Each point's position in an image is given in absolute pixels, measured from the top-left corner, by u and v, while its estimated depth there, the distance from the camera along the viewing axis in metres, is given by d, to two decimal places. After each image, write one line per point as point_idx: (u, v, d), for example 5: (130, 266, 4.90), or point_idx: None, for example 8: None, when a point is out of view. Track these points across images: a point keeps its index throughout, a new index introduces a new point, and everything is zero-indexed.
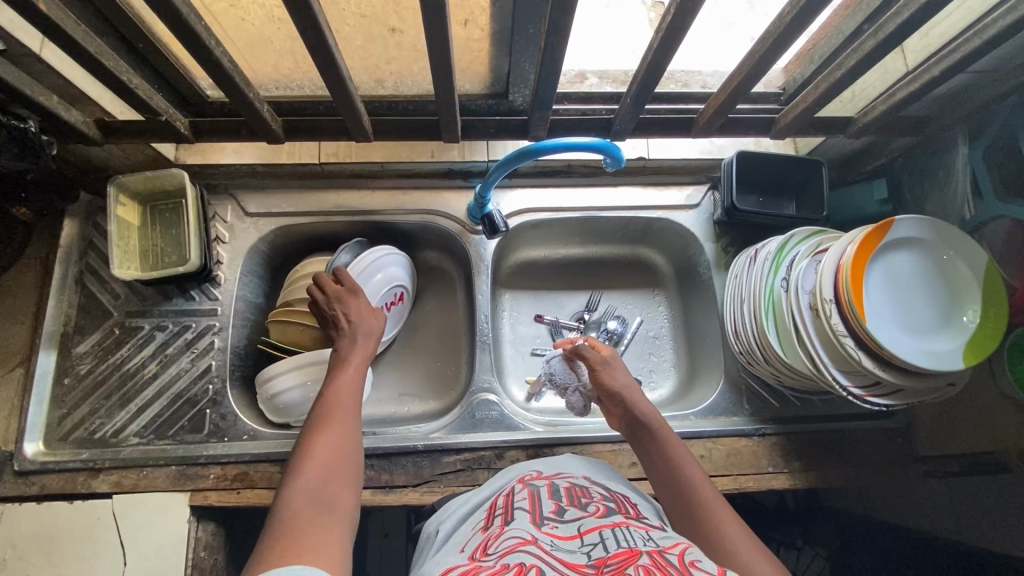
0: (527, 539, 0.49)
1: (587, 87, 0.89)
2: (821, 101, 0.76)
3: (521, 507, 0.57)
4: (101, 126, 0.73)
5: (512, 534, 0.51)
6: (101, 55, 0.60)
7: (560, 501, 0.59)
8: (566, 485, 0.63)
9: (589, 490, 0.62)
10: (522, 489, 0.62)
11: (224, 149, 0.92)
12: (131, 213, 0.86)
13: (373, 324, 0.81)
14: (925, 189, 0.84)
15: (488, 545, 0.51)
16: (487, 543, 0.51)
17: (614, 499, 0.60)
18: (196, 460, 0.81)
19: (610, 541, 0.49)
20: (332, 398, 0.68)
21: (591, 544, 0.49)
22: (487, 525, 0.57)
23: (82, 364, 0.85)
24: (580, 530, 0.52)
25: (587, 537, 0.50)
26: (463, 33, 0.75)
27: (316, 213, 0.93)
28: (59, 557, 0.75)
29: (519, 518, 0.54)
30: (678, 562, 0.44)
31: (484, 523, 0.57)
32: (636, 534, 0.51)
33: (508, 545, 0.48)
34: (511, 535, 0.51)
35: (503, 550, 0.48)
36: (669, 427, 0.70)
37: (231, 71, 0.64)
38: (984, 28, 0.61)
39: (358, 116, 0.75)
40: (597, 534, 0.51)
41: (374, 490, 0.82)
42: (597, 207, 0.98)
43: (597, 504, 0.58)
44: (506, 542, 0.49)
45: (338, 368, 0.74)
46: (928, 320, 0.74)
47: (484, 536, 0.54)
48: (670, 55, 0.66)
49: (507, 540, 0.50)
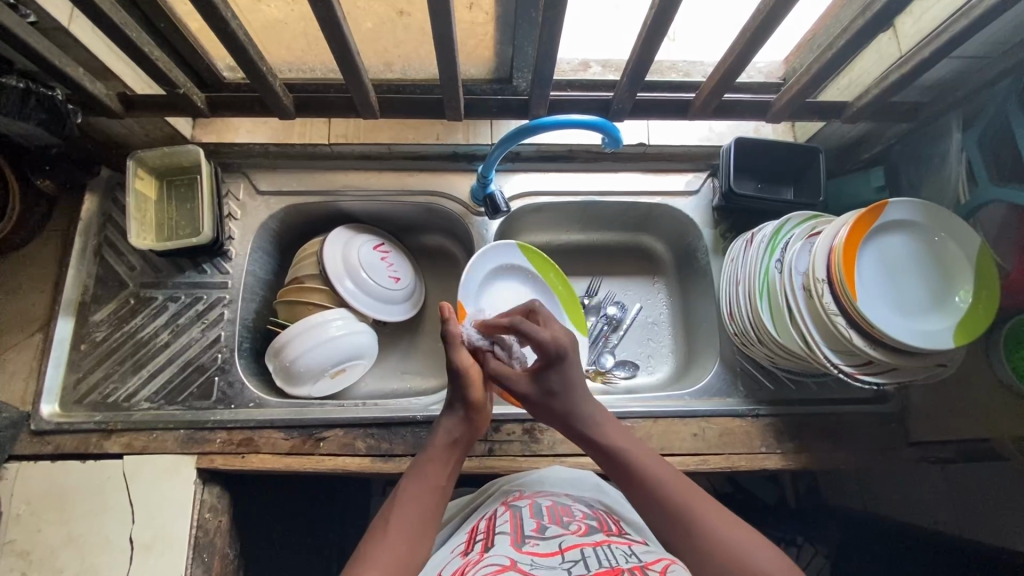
0: (505, 564, 0.51)
1: (591, 74, 0.95)
2: (814, 83, 0.77)
3: (501, 531, 0.60)
4: (123, 100, 0.77)
5: (490, 561, 0.53)
6: (125, 25, 0.65)
7: (542, 520, 0.62)
8: (549, 505, 0.66)
9: (571, 509, 0.65)
10: (504, 512, 0.65)
11: (238, 128, 0.95)
12: (148, 186, 0.90)
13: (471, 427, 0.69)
14: (923, 176, 0.86)
15: (466, 571, 0.53)
16: (465, 569, 0.54)
17: (597, 518, 0.63)
18: (204, 425, 0.84)
19: (591, 559, 0.52)
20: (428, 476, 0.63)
21: (572, 561, 0.52)
22: (467, 551, 0.59)
23: (98, 332, 0.89)
24: (561, 547, 0.55)
25: (567, 555, 0.53)
26: (469, 17, 0.78)
27: (325, 193, 0.96)
28: (71, 513, 0.79)
29: (499, 542, 0.57)
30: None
31: (465, 549, 0.60)
32: (617, 551, 0.54)
33: (485, 572, 0.50)
34: (490, 562, 0.53)
35: None
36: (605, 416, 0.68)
37: (247, 44, 0.67)
38: (971, 9, 0.63)
39: (365, 92, 0.78)
40: (578, 553, 0.53)
41: (374, 457, 0.84)
42: (597, 193, 1.01)
43: (579, 523, 0.61)
44: (484, 569, 0.51)
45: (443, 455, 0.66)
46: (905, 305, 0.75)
47: (463, 562, 0.56)
48: (662, 34, 0.69)
49: (485, 566, 0.52)
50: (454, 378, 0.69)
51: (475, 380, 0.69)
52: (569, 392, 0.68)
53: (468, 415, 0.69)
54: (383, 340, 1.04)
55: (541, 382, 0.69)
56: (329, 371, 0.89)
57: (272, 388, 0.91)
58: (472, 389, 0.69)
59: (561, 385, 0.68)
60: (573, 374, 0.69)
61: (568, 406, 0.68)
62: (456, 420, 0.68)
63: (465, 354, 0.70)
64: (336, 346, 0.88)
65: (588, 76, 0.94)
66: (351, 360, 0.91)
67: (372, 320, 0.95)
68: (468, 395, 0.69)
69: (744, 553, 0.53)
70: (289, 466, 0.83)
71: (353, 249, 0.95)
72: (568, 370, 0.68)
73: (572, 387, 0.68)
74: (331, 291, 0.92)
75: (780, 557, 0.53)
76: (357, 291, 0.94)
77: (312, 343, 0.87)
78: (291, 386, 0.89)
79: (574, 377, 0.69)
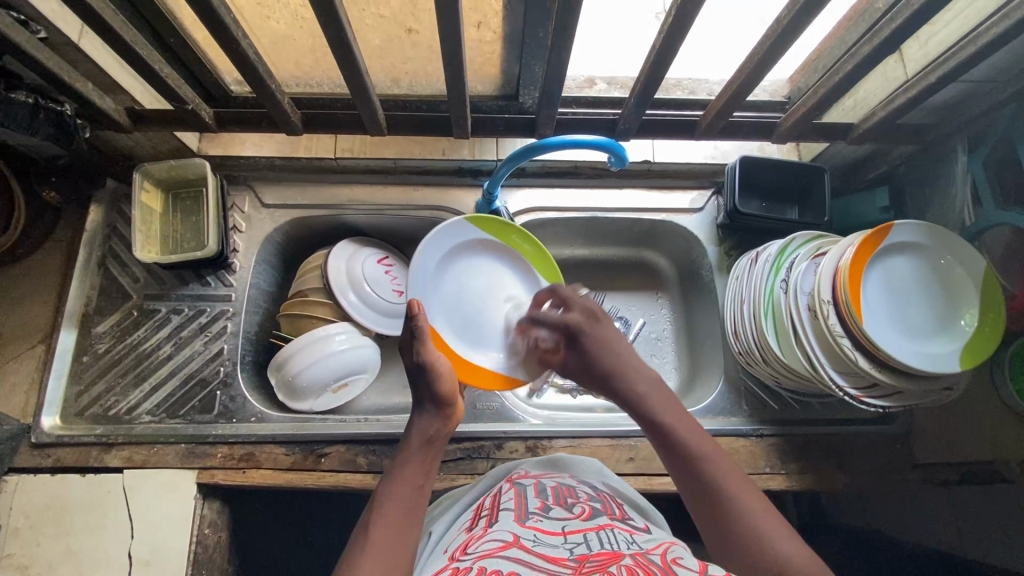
0: (507, 541, 0.51)
1: (596, 91, 0.91)
2: (820, 106, 0.78)
3: (505, 507, 0.59)
4: (131, 114, 0.78)
5: (494, 535, 0.52)
6: (135, 43, 0.65)
7: (547, 500, 0.61)
8: (554, 485, 0.65)
9: (576, 490, 0.64)
10: (510, 488, 0.64)
11: (245, 142, 0.95)
12: (154, 199, 0.90)
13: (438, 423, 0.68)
14: (927, 197, 0.86)
15: (469, 545, 0.53)
16: (469, 543, 0.53)
17: (601, 501, 0.62)
18: (205, 439, 0.84)
19: (594, 541, 0.51)
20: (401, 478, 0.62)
21: (575, 543, 0.51)
22: (472, 526, 0.59)
23: (100, 343, 0.88)
24: (565, 529, 0.54)
25: (571, 536, 0.52)
26: (477, 35, 0.78)
27: (330, 206, 0.96)
28: (69, 527, 0.78)
29: (503, 518, 0.56)
30: (660, 561, 0.48)
31: (470, 524, 0.59)
32: (620, 537, 0.53)
33: (488, 547, 0.50)
34: (493, 537, 0.52)
35: (481, 552, 0.50)
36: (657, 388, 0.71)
37: (256, 61, 0.68)
38: (978, 36, 0.63)
39: (373, 109, 0.79)
40: (581, 536, 0.53)
41: (376, 474, 0.83)
42: (602, 209, 1.01)
43: (583, 506, 0.60)
44: (486, 544, 0.51)
45: (416, 454, 0.65)
46: (924, 313, 0.76)
47: (467, 537, 0.56)
48: (670, 57, 0.70)
49: (488, 542, 0.51)
50: (423, 376, 0.69)
51: (443, 375, 0.69)
52: (601, 354, 0.74)
53: (441, 410, 0.69)
54: (386, 354, 1.04)
55: (574, 355, 0.77)
56: (331, 386, 0.89)
57: (274, 403, 0.91)
58: (439, 384, 0.69)
59: (593, 357, 0.74)
60: (609, 343, 0.75)
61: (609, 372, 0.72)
62: (429, 418, 0.68)
63: (431, 350, 0.70)
64: (339, 361, 0.88)
65: (592, 94, 0.90)
66: (353, 374, 0.90)
67: (374, 333, 0.95)
68: (436, 390, 0.68)
69: (775, 544, 0.54)
70: (291, 482, 0.82)
71: (354, 267, 0.94)
72: (595, 336, 0.75)
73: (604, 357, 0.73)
74: (335, 305, 0.91)
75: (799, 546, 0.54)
76: (360, 305, 0.93)
77: (314, 360, 0.87)
78: (292, 400, 0.88)
79: (612, 343, 0.75)
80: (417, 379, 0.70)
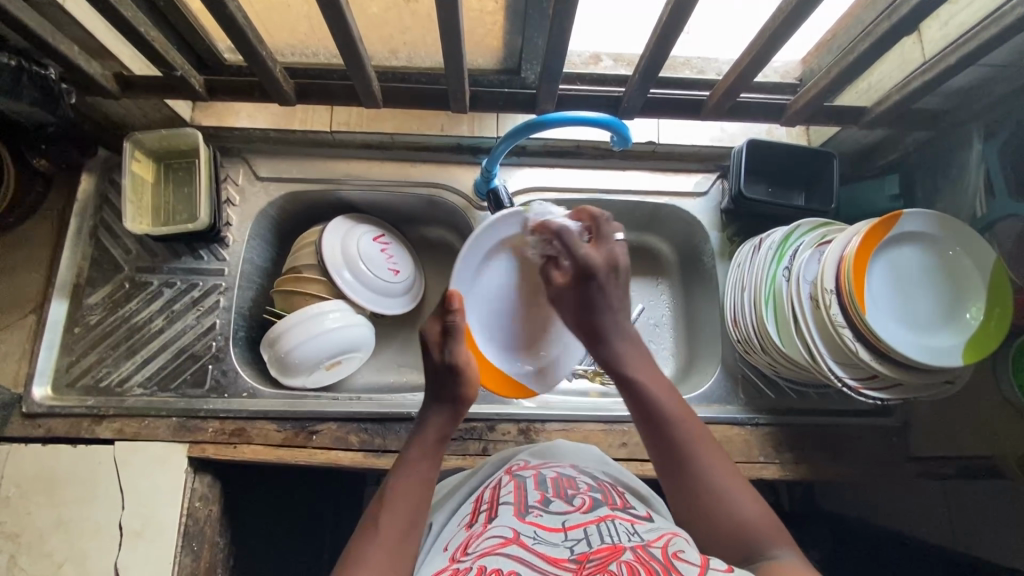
0: (508, 538, 0.50)
1: (601, 69, 0.89)
2: (832, 88, 0.75)
3: (505, 501, 0.58)
4: (120, 80, 0.76)
5: (494, 532, 0.52)
6: (121, 4, 0.63)
7: (547, 491, 0.60)
8: (554, 475, 0.64)
9: (576, 481, 0.63)
10: (509, 480, 0.63)
11: (238, 112, 0.93)
12: (146, 169, 0.88)
13: (447, 422, 0.67)
14: (938, 186, 0.83)
15: (469, 544, 0.52)
16: (469, 542, 0.53)
17: (602, 490, 0.62)
18: (196, 413, 0.83)
19: (595, 537, 0.50)
20: (410, 478, 0.61)
21: (575, 540, 0.50)
22: (472, 522, 0.58)
23: (92, 315, 0.88)
24: (565, 524, 0.53)
25: (571, 532, 0.52)
26: (478, 6, 0.75)
27: (326, 181, 0.95)
28: (59, 498, 0.78)
29: (503, 513, 0.56)
30: (660, 556, 0.46)
31: (469, 520, 0.59)
32: (621, 528, 0.52)
33: (488, 546, 0.50)
34: (493, 534, 0.52)
35: (481, 551, 0.49)
36: (632, 347, 0.70)
37: (245, 27, 0.65)
38: (1001, 17, 0.61)
39: (368, 80, 0.76)
40: (582, 531, 0.52)
41: (367, 453, 0.83)
42: (604, 190, 0.98)
43: (583, 496, 0.59)
44: (486, 542, 0.50)
45: (421, 453, 0.64)
46: (928, 313, 0.74)
47: (468, 534, 0.55)
48: (681, 26, 0.66)
49: (488, 540, 0.51)
50: (448, 374, 0.69)
51: (469, 379, 0.70)
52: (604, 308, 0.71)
53: (457, 410, 0.69)
54: (380, 332, 1.03)
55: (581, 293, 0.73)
56: (324, 363, 0.88)
57: (266, 378, 0.90)
58: (464, 384, 0.69)
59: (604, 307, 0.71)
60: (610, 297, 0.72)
61: (603, 322, 0.71)
62: (447, 415, 0.68)
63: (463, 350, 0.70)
64: (331, 337, 0.87)
65: (598, 71, 0.88)
66: (346, 352, 0.89)
67: (369, 313, 0.94)
68: (458, 390, 0.69)
69: (740, 510, 0.56)
70: (280, 458, 0.82)
71: (350, 249, 0.92)
72: (606, 286, 0.72)
73: (609, 311, 0.71)
74: (328, 282, 0.90)
75: (768, 516, 0.56)
76: (355, 283, 0.92)
77: (306, 335, 0.86)
78: (285, 376, 0.88)
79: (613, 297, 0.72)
80: (441, 376, 0.70)
